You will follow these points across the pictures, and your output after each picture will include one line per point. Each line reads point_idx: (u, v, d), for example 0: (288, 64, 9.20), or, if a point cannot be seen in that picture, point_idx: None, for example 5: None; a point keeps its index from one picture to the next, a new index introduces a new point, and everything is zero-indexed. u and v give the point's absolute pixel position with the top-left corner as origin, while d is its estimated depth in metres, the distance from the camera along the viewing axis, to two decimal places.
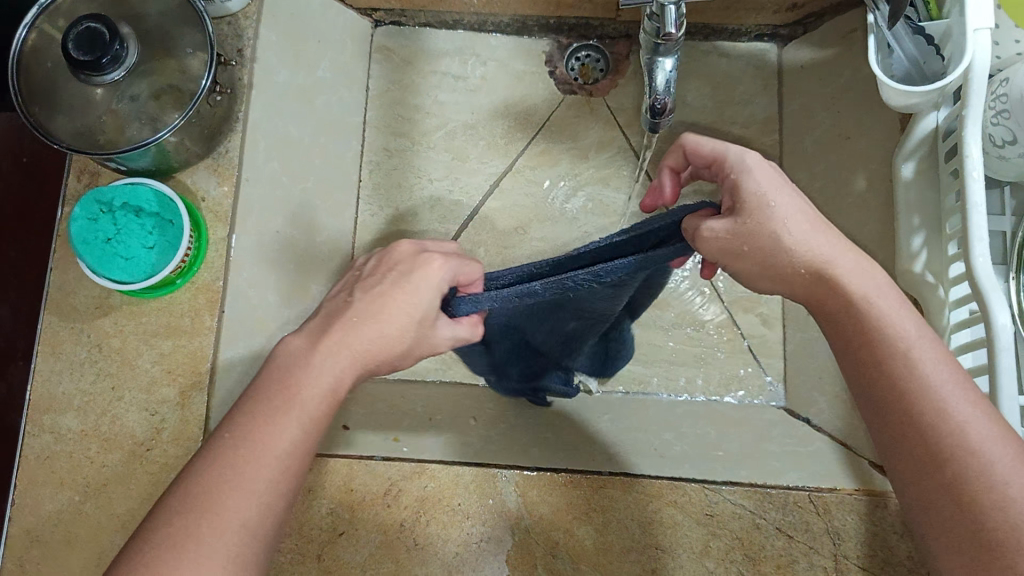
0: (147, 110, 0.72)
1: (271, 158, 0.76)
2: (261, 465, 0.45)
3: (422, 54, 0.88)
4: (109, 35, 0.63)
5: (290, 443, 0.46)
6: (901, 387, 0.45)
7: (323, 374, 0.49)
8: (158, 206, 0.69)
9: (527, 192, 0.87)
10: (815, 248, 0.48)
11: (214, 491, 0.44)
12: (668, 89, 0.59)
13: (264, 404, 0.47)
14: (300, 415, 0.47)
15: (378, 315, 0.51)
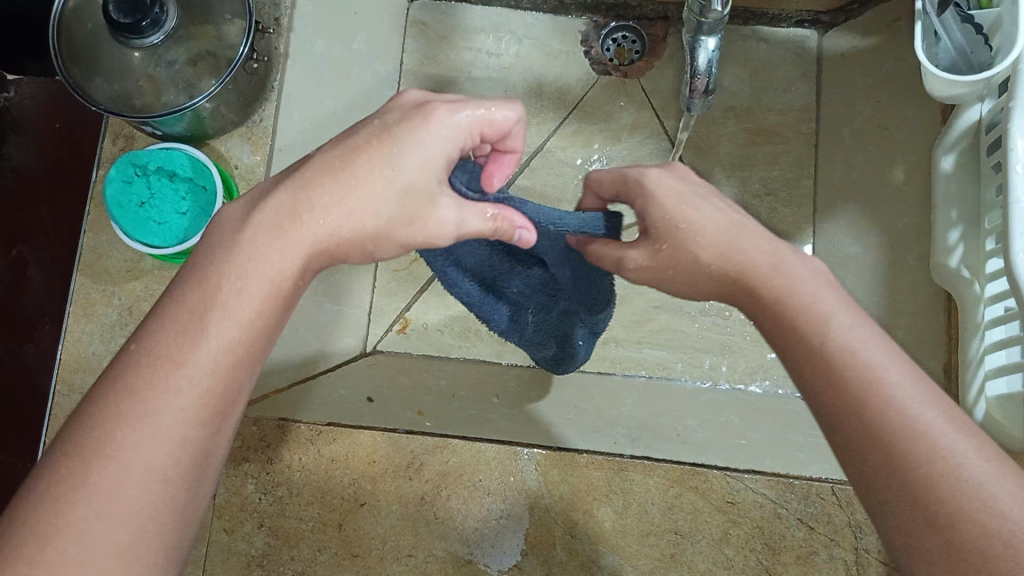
0: (183, 75, 0.72)
1: (305, 128, 0.76)
2: (168, 387, 0.39)
3: (457, 30, 0.88)
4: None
5: (208, 360, 0.40)
6: (848, 404, 0.39)
7: (267, 268, 0.42)
8: (192, 171, 0.70)
9: (559, 172, 0.85)
10: (748, 250, 0.46)
11: (108, 423, 0.38)
12: (709, 69, 0.58)
13: (178, 315, 0.41)
14: (223, 321, 0.41)
15: (346, 177, 0.44)
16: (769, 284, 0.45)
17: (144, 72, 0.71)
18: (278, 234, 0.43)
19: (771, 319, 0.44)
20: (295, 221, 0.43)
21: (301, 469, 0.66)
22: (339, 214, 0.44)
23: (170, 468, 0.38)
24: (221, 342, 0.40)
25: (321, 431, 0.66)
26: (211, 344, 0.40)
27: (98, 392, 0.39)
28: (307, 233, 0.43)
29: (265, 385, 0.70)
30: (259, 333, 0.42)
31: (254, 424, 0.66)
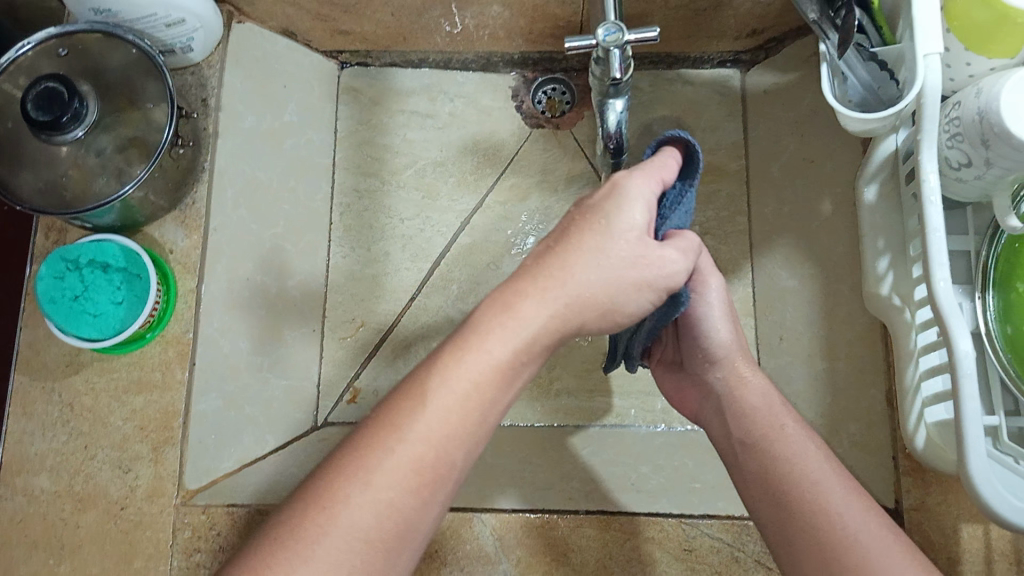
0: (113, 163, 0.72)
1: (239, 206, 0.76)
2: (398, 451, 0.47)
3: (389, 93, 0.88)
4: (67, 93, 0.63)
5: (426, 432, 0.47)
6: (794, 489, 0.57)
7: (487, 356, 0.48)
8: (125, 260, 0.69)
9: (499, 227, 0.86)
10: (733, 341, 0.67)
11: (339, 482, 0.47)
12: (620, 127, 0.59)
13: (419, 384, 0.48)
14: (439, 400, 0.48)
15: (572, 246, 0.50)
16: (761, 404, 0.63)
17: (72, 163, 0.70)
18: (506, 326, 0.49)
19: (749, 420, 0.63)
20: (524, 300, 0.49)
21: None
22: (541, 308, 0.49)
23: (387, 527, 0.47)
24: (446, 422, 0.48)
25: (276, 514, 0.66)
26: (437, 419, 0.48)
27: (339, 451, 0.48)
28: (524, 331, 0.49)
29: (211, 470, 0.70)
30: (478, 417, 0.49)
31: (204, 512, 0.66)
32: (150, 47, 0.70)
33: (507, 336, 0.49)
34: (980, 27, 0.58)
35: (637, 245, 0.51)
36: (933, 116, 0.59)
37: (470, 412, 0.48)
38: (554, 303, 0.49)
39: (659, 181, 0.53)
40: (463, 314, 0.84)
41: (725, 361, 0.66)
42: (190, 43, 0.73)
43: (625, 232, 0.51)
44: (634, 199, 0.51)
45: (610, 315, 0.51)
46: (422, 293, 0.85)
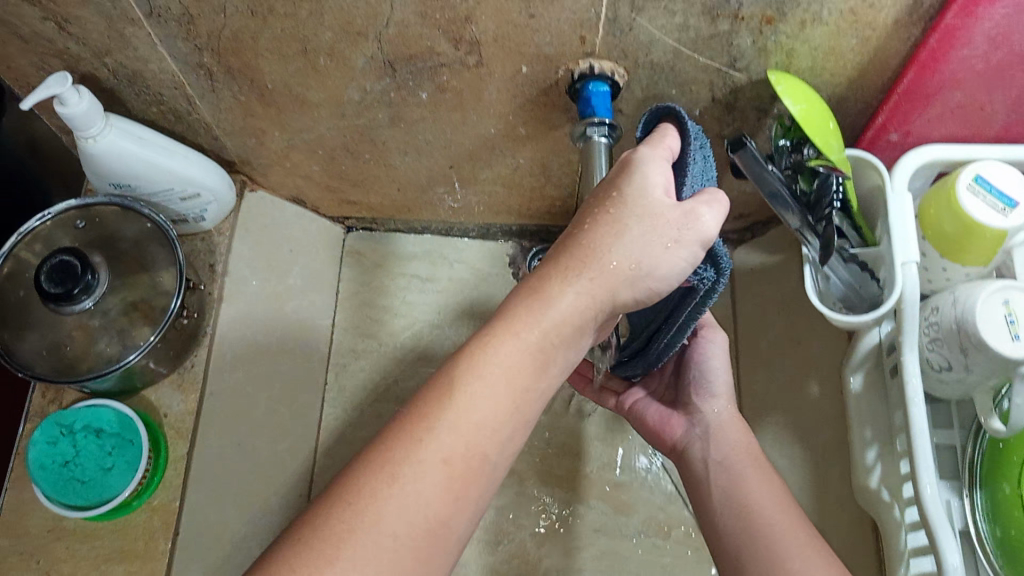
0: (116, 324, 0.73)
1: (236, 369, 0.77)
2: (432, 442, 0.43)
3: (391, 257, 0.92)
4: (81, 267, 0.65)
5: (457, 421, 0.44)
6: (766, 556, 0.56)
7: (518, 337, 0.46)
8: (119, 427, 0.70)
9: None
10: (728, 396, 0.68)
11: (365, 476, 0.42)
12: None
13: (449, 373, 0.45)
14: (473, 388, 0.45)
15: (605, 220, 0.48)
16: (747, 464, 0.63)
17: (77, 325, 0.71)
18: (540, 306, 0.46)
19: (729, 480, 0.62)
20: (558, 283, 0.47)
21: None
22: (575, 292, 0.47)
23: (432, 523, 0.43)
24: (484, 414, 0.45)
25: None
26: (470, 411, 0.44)
27: (367, 450, 0.44)
28: (553, 315, 0.46)
29: None
30: (514, 399, 0.46)
31: None
32: (165, 221, 0.73)
33: (540, 321, 0.46)
34: (953, 238, 0.61)
35: (670, 210, 0.47)
36: (913, 320, 0.61)
37: (509, 390, 0.46)
38: (584, 287, 0.47)
39: (669, 152, 0.51)
40: None
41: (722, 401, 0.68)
42: (203, 213, 0.76)
43: (644, 197, 0.48)
44: (651, 162, 0.49)
45: (644, 283, 0.48)
46: None
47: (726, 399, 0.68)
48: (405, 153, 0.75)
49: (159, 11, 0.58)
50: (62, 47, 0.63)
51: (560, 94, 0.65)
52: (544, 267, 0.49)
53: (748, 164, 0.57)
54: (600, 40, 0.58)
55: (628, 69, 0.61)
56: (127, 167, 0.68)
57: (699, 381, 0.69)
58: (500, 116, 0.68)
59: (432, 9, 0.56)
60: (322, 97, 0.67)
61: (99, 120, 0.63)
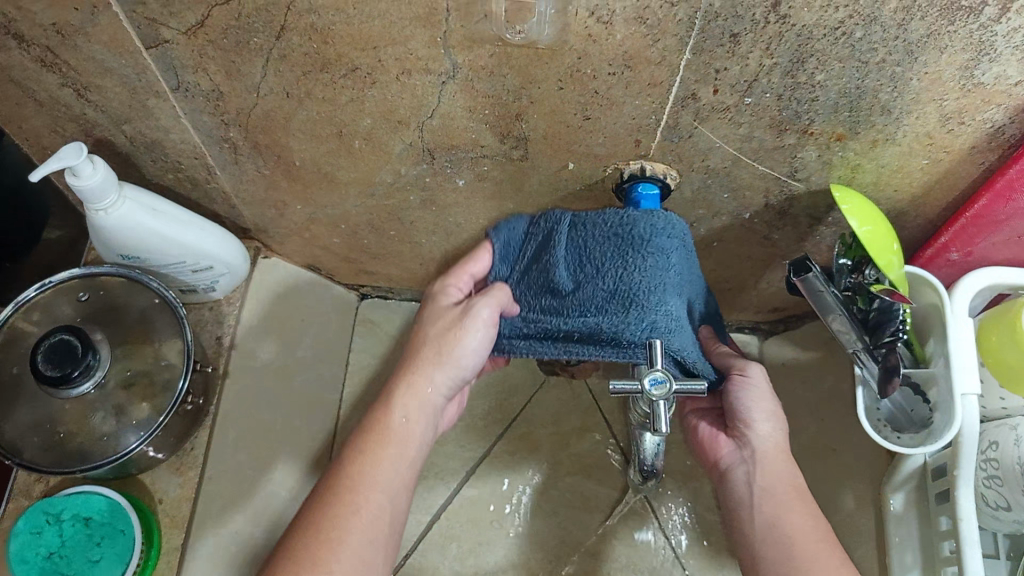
0: (113, 398, 0.68)
1: (239, 449, 0.73)
2: (351, 512, 0.51)
3: (404, 328, 0.88)
4: (81, 347, 0.61)
5: (371, 489, 0.53)
6: None
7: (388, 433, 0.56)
8: (110, 515, 0.65)
9: (504, 478, 0.83)
10: (769, 450, 0.59)
11: (306, 569, 0.48)
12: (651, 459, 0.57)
13: (359, 451, 0.55)
14: (384, 457, 0.55)
15: (425, 334, 0.59)
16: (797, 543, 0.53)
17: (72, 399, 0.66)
18: (410, 397, 0.57)
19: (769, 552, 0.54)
20: (417, 372, 0.58)
21: None
22: (431, 381, 0.58)
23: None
24: (390, 475, 0.54)
25: None
26: (379, 476, 0.54)
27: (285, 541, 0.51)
28: (424, 392, 0.57)
29: None
30: (401, 467, 0.55)
31: None
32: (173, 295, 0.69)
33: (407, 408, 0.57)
34: (1011, 367, 0.58)
35: (453, 312, 0.60)
36: (971, 455, 0.58)
37: (400, 458, 0.55)
38: (445, 369, 0.58)
39: (467, 277, 0.63)
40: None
41: (766, 440, 0.59)
42: (213, 284, 0.72)
43: (437, 314, 0.61)
44: (444, 291, 0.62)
45: (454, 368, 0.59)
46: (418, 550, 0.79)
47: (772, 424, 0.60)
48: (431, 233, 0.72)
49: (189, 88, 0.54)
50: (80, 113, 0.59)
51: (606, 191, 0.61)
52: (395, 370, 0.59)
53: (808, 290, 0.55)
54: (656, 145, 0.55)
55: (681, 173, 0.58)
56: (140, 240, 0.63)
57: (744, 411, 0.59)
58: (538, 207, 0.65)
59: (482, 105, 0.52)
60: (351, 176, 0.64)
61: (113, 193, 0.59)
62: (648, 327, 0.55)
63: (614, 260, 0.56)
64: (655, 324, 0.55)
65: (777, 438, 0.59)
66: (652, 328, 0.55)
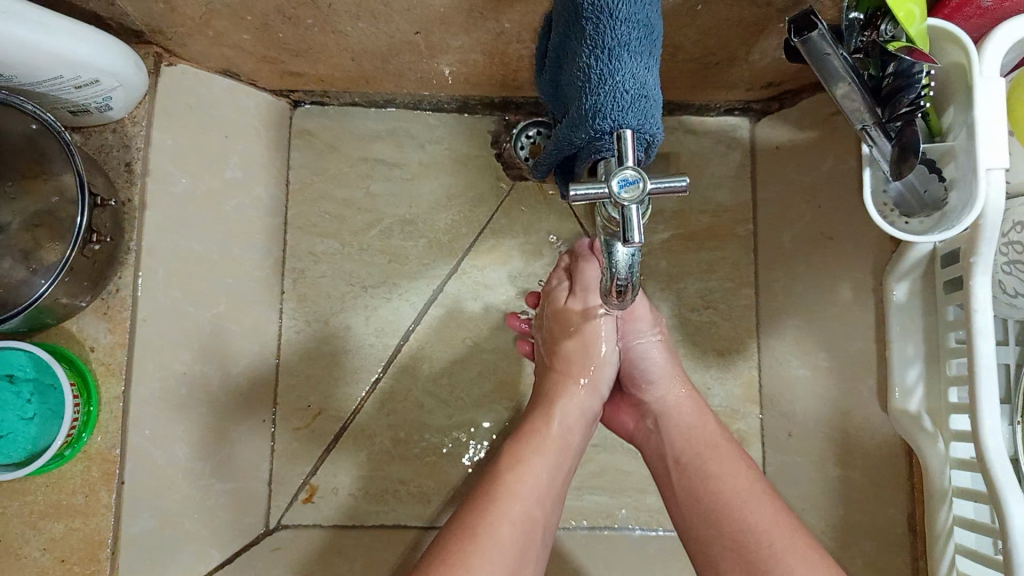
0: (17, 244, 0.61)
1: (172, 288, 0.65)
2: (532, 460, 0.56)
3: (348, 139, 0.77)
4: None
5: (546, 454, 0.57)
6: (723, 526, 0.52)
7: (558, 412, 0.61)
8: (35, 370, 0.59)
9: (475, 296, 0.76)
10: (661, 373, 0.65)
11: (495, 492, 0.53)
12: (631, 269, 0.46)
13: (527, 434, 0.59)
14: (556, 443, 0.59)
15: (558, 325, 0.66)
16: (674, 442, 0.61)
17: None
18: (570, 398, 0.62)
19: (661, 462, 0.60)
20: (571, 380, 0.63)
21: None
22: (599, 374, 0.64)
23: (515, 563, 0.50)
24: (557, 440, 0.59)
25: None
26: (553, 456, 0.58)
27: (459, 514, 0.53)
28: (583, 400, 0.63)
29: None
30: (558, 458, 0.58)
31: None
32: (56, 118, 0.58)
33: (563, 412, 0.61)
34: None
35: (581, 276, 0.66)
36: (993, 238, 0.50)
37: (567, 440, 0.60)
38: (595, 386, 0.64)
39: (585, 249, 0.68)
40: (434, 397, 0.75)
41: (662, 385, 0.65)
42: (108, 101, 0.61)
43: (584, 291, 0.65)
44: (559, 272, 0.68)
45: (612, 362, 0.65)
46: (389, 373, 0.75)
47: (672, 382, 0.65)
48: (357, 19, 0.59)
49: None
50: None
51: None
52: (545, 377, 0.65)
53: (811, 54, 0.46)
54: None
55: None
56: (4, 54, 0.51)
57: (646, 366, 0.65)
58: None
59: None
60: None
61: None
62: (589, 112, 0.46)
63: (566, 41, 0.48)
64: (596, 108, 0.45)
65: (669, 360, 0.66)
66: (592, 115, 0.46)
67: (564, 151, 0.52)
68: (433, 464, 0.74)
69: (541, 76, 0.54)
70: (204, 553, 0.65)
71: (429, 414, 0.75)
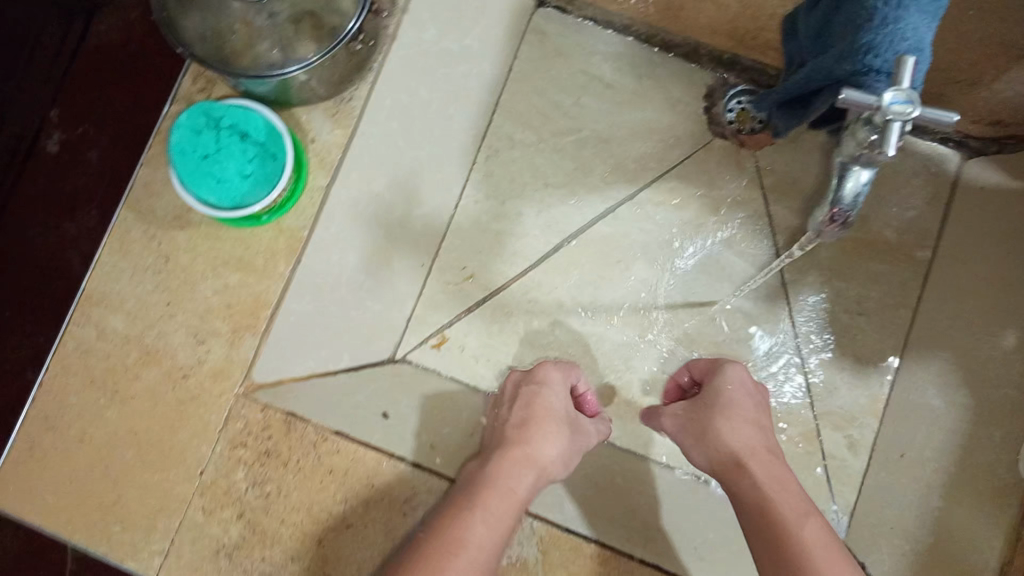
0: (281, 32, 0.69)
1: (391, 119, 0.73)
2: (463, 549, 0.54)
3: (576, 49, 0.82)
4: None
5: (479, 537, 0.55)
6: (775, 551, 0.54)
7: (537, 460, 0.62)
8: (265, 136, 0.65)
9: (642, 227, 0.79)
10: (740, 422, 0.64)
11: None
12: (854, 203, 0.56)
13: (446, 530, 0.55)
14: (485, 518, 0.56)
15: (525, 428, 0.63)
16: (750, 486, 0.59)
17: (238, 23, 0.68)
18: (519, 461, 0.61)
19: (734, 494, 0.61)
20: (508, 489, 0.59)
21: (298, 472, 0.64)
22: (553, 443, 0.63)
23: (487, 551, 0.55)
24: (479, 533, 0.55)
25: (327, 438, 0.65)
26: (487, 531, 0.56)
27: (423, 544, 0.55)
28: (507, 504, 0.58)
29: (280, 370, 0.67)
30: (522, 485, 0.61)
31: (262, 412, 0.65)
32: None
33: (508, 471, 0.60)
34: None
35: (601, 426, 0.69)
36: None
37: (498, 538, 0.56)
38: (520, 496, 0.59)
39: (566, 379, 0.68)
40: (575, 303, 0.78)
41: (740, 424, 0.64)
42: None
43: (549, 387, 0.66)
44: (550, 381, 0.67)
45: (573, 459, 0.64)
46: (540, 268, 0.78)
47: (748, 425, 0.64)
48: None
49: None
50: None
51: None
52: (512, 439, 0.63)
53: None
54: None
55: None
56: None
57: (725, 406, 0.65)
58: None
59: None
60: None
61: None
62: (859, 47, 0.49)
63: None
64: (871, 45, 0.48)
65: (748, 412, 0.65)
66: (866, 50, 0.49)
67: (812, 85, 0.55)
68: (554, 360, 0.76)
69: (810, 14, 0.57)
70: (337, 355, 0.70)
71: (564, 316, 0.77)
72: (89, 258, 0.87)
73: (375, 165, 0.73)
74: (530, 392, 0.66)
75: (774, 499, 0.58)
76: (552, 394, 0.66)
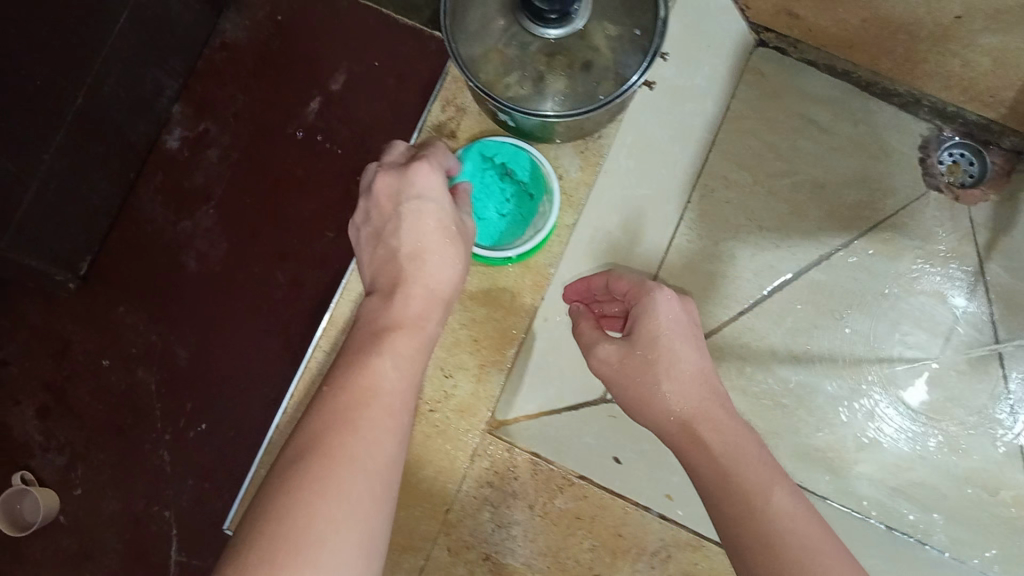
0: (535, 64, 0.67)
1: (631, 158, 0.72)
2: (362, 450, 0.45)
3: (793, 91, 0.80)
4: None
5: (380, 456, 0.46)
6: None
7: (421, 328, 0.53)
8: (529, 177, 0.66)
9: (858, 276, 0.78)
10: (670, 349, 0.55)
11: (327, 474, 0.44)
12: None
13: (335, 417, 0.46)
14: (376, 431, 0.46)
15: (403, 175, 0.57)
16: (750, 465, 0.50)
17: (492, 51, 0.67)
18: (422, 274, 0.55)
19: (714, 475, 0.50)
20: (396, 292, 0.54)
21: (543, 515, 0.64)
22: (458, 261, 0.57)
23: (390, 469, 0.46)
24: (378, 453, 0.46)
25: (572, 483, 0.64)
26: (379, 448, 0.46)
27: (292, 466, 0.44)
28: (409, 357, 0.52)
29: (517, 409, 0.69)
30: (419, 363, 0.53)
31: (508, 451, 0.64)
32: None
33: (400, 304, 0.54)
34: None
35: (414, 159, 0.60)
36: None
37: (389, 443, 0.47)
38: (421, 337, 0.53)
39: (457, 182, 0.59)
40: (788, 351, 0.77)
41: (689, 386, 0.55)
42: None
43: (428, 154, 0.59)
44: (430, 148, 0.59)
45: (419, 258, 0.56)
46: (753, 314, 0.77)
47: (691, 385, 0.55)
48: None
49: None
50: None
51: None
52: (411, 275, 0.55)
53: None
54: None
55: None
56: None
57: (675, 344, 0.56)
58: None
59: None
60: None
61: None
62: None
63: None
64: None
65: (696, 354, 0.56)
66: None
67: None
68: (769, 408, 0.76)
69: None
70: None
71: (777, 363, 0.77)
72: (199, 239, 0.98)
73: (614, 206, 0.72)
74: (411, 211, 0.56)
75: (749, 465, 0.50)
76: (428, 171, 0.57)
